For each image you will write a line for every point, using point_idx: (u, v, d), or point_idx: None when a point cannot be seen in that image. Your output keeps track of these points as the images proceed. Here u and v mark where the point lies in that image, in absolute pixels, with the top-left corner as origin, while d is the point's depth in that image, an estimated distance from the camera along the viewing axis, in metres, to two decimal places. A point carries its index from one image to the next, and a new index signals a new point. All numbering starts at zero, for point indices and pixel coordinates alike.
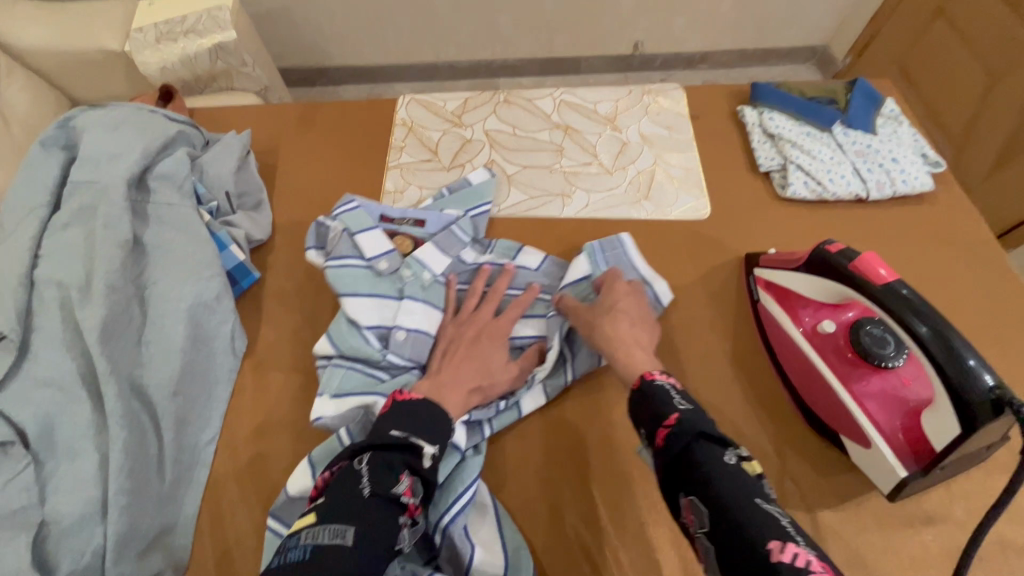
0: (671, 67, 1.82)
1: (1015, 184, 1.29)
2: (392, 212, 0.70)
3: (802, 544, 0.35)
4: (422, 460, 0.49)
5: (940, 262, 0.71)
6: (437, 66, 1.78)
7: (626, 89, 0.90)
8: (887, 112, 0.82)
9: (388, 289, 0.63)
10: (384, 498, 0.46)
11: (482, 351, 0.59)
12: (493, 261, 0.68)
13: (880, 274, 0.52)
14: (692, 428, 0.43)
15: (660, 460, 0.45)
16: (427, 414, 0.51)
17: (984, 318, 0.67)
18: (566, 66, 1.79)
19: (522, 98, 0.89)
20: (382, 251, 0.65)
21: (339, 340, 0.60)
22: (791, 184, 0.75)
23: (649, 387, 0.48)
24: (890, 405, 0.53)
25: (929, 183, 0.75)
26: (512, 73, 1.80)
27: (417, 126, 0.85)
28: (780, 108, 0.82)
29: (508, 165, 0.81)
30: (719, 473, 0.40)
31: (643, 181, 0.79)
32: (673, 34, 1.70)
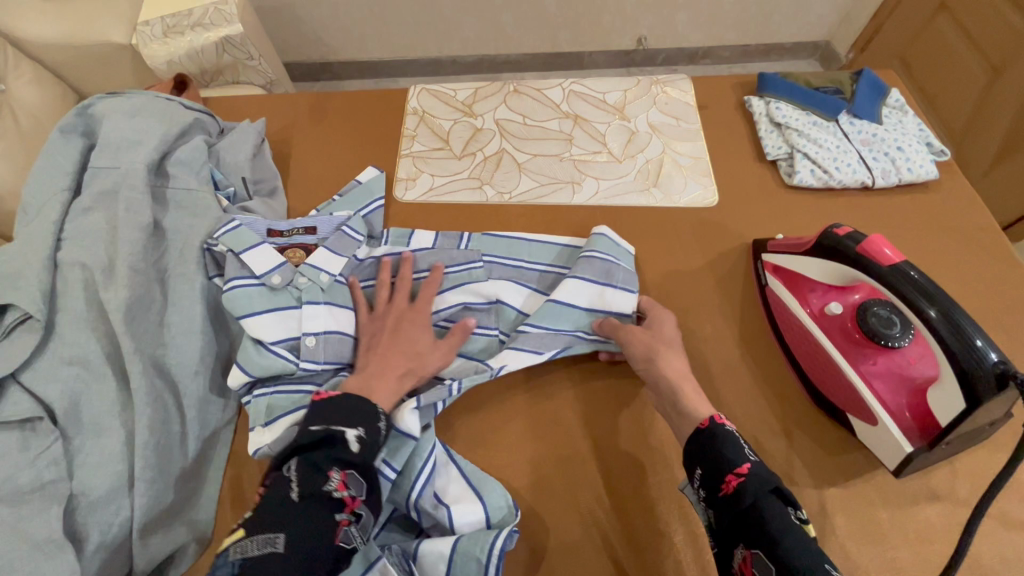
0: (674, 62, 1.82)
1: (1016, 176, 1.30)
2: (278, 225, 0.69)
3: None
4: (349, 450, 0.50)
5: (944, 248, 0.73)
6: (440, 61, 1.79)
7: (634, 80, 0.91)
8: (892, 102, 0.84)
9: (286, 300, 0.61)
10: (315, 497, 0.48)
11: (406, 337, 0.61)
12: (390, 252, 0.70)
13: (886, 255, 0.54)
14: (765, 484, 0.47)
15: (723, 508, 0.48)
16: (347, 407, 0.53)
17: (986, 302, 0.68)
18: (569, 61, 1.80)
19: (531, 88, 0.90)
20: (273, 265, 0.62)
21: (247, 366, 0.58)
22: (798, 171, 0.76)
23: (720, 431, 0.51)
24: (897, 384, 0.54)
25: (934, 170, 0.77)
26: (515, 68, 1.81)
27: (428, 115, 0.86)
28: (786, 98, 0.83)
29: (518, 153, 0.82)
30: (789, 531, 0.44)
31: (652, 170, 0.80)
32: (676, 30, 1.71)
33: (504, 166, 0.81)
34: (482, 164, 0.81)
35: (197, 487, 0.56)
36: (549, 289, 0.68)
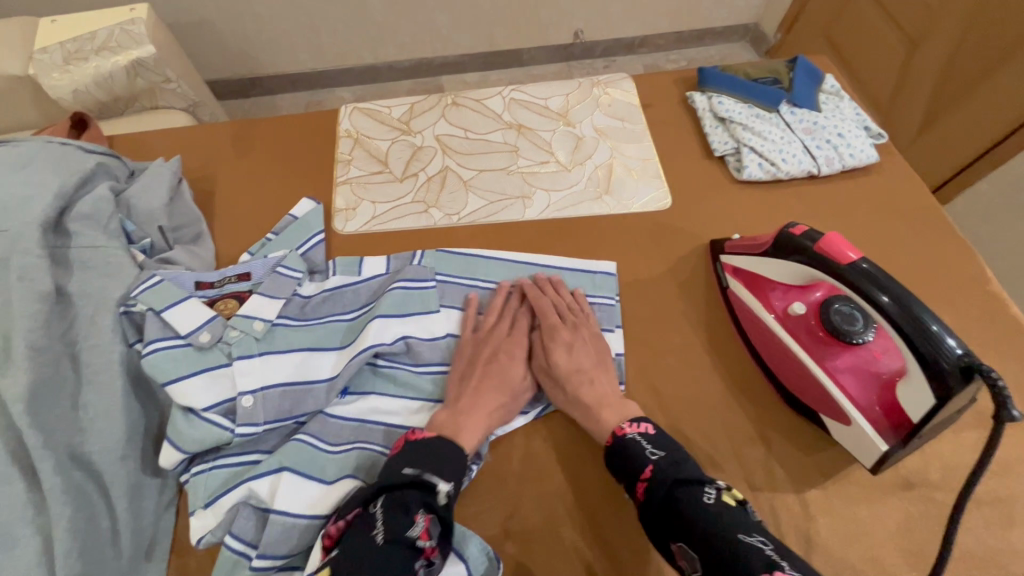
0: (613, 53, 1.82)
1: (932, 147, 1.36)
2: (207, 275, 0.62)
3: (788, 569, 0.40)
4: (438, 496, 0.48)
5: (892, 229, 0.74)
6: (375, 68, 1.72)
7: (575, 83, 0.88)
8: (828, 88, 0.84)
9: (216, 359, 0.55)
10: (402, 546, 0.45)
11: (501, 370, 0.59)
12: (340, 288, 0.65)
13: (845, 253, 0.53)
14: (667, 480, 0.49)
15: (646, 514, 0.49)
16: (438, 454, 0.51)
17: (937, 281, 0.70)
18: (508, 59, 1.76)
19: (470, 99, 0.86)
20: (201, 322, 0.56)
21: (179, 440, 0.52)
22: (746, 166, 0.76)
23: (620, 442, 0.53)
24: (866, 383, 0.54)
25: (874, 154, 0.78)
26: (455, 69, 1.77)
27: (363, 136, 0.81)
28: (728, 91, 0.83)
29: (463, 170, 0.78)
30: (704, 514, 0.45)
31: (602, 176, 0.78)
32: (613, 21, 1.71)
33: (449, 185, 0.76)
34: (426, 185, 0.76)
35: None
36: None
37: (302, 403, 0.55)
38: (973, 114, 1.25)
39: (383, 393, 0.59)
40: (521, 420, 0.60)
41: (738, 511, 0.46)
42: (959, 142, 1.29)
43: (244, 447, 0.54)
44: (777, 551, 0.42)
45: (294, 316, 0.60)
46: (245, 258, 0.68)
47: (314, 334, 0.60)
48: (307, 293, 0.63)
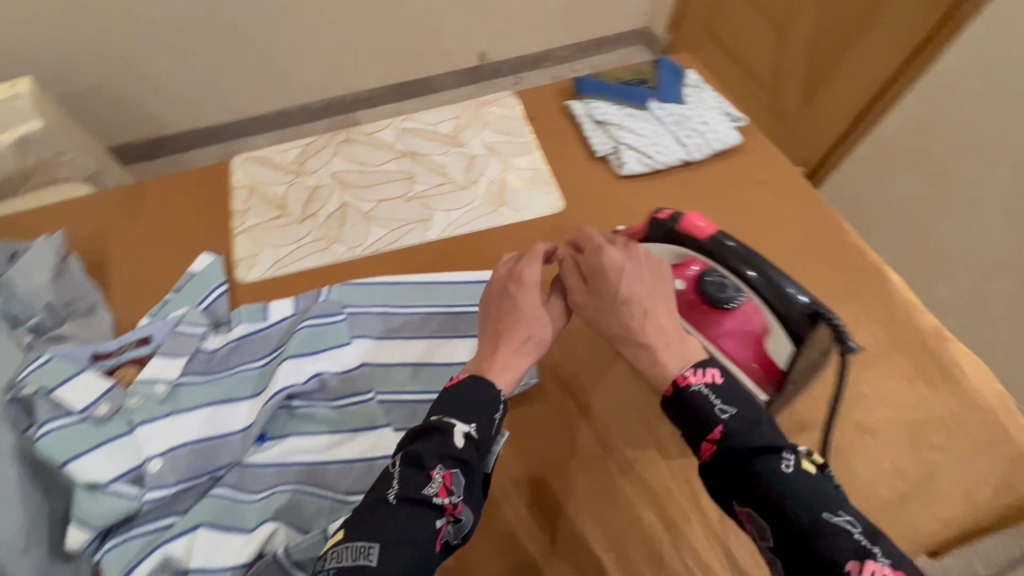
0: (520, 70, 1.90)
1: (811, 127, 1.46)
2: (103, 345, 0.61)
3: (878, 559, 0.39)
4: (454, 443, 0.48)
5: (761, 201, 0.81)
6: (288, 112, 1.71)
7: (462, 105, 0.92)
8: (690, 82, 0.93)
9: (117, 429, 0.54)
10: (416, 501, 0.45)
11: (520, 302, 0.58)
12: (247, 336, 0.65)
13: (701, 228, 0.59)
14: (740, 446, 0.46)
15: (710, 474, 0.47)
16: (460, 396, 0.51)
17: (803, 240, 0.77)
18: (420, 87, 1.81)
19: (361, 134, 0.88)
20: (97, 394, 0.55)
21: (85, 517, 0.50)
22: (625, 161, 0.82)
23: (682, 394, 0.49)
24: (744, 344, 0.59)
25: (736, 135, 0.85)
26: (369, 104, 1.79)
27: (258, 184, 0.82)
28: (602, 96, 0.89)
29: (361, 204, 0.80)
30: (779, 486, 0.43)
31: (496, 190, 0.82)
32: (513, 40, 1.78)
33: (349, 219, 0.78)
34: (326, 222, 0.78)
35: None
36: (422, 331, 0.68)
37: (215, 457, 0.56)
38: (837, 96, 1.36)
39: (300, 433, 0.60)
40: None
41: (817, 483, 0.43)
42: (829, 123, 1.40)
43: (158, 511, 0.53)
44: (866, 536, 0.40)
45: (200, 371, 0.61)
46: (146, 320, 0.67)
47: (223, 386, 0.60)
48: (212, 347, 0.63)
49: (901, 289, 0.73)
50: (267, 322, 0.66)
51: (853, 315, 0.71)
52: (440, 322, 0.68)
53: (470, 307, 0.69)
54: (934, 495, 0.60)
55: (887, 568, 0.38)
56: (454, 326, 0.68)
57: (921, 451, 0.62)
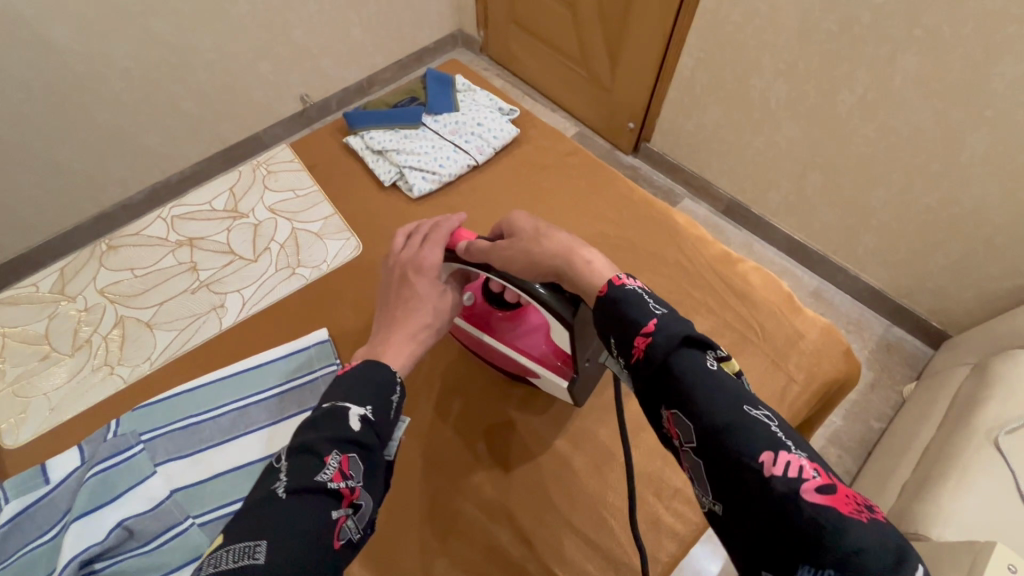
0: (349, 103, 1.70)
1: (626, 79, 1.40)
2: None
3: (795, 451, 0.35)
4: (350, 425, 0.46)
5: (553, 182, 0.84)
6: (109, 214, 1.39)
7: (236, 173, 0.87)
8: (461, 87, 0.94)
9: None
10: (309, 488, 0.42)
11: (414, 290, 0.57)
12: (14, 513, 0.55)
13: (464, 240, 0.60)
14: (674, 338, 0.42)
15: (640, 374, 0.43)
16: (355, 380, 0.48)
17: (597, 207, 0.81)
18: (248, 150, 1.54)
19: (127, 235, 0.80)
20: None
21: None
22: (412, 183, 0.81)
23: (618, 293, 0.46)
24: (536, 336, 0.62)
25: (513, 128, 0.87)
26: (201, 179, 1.49)
27: (13, 329, 0.72)
28: (375, 125, 0.88)
29: (142, 312, 0.72)
30: (700, 379, 0.39)
31: (289, 251, 0.78)
32: (330, 76, 1.59)
33: (130, 333, 0.71)
34: (103, 346, 0.70)
35: None
36: (235, 431, 0.62)
37: None
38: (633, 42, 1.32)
39: None
40: None
41: (738, 384, 0.40)
42: (636, 70, 1.36)
43: None
44: (782, 429, 0.37)
45: None
46: None
47: None
48: None
49: (688, 225, 0.79)
50: (42, 486, 0.57)
51: (654, 264, 0.75)
52: (254, 412, 0.63)
53: (283, 386, 0.64)
54: None
55: (801, 458, 0.35)
56: (267, 411, 0.63)
57: None
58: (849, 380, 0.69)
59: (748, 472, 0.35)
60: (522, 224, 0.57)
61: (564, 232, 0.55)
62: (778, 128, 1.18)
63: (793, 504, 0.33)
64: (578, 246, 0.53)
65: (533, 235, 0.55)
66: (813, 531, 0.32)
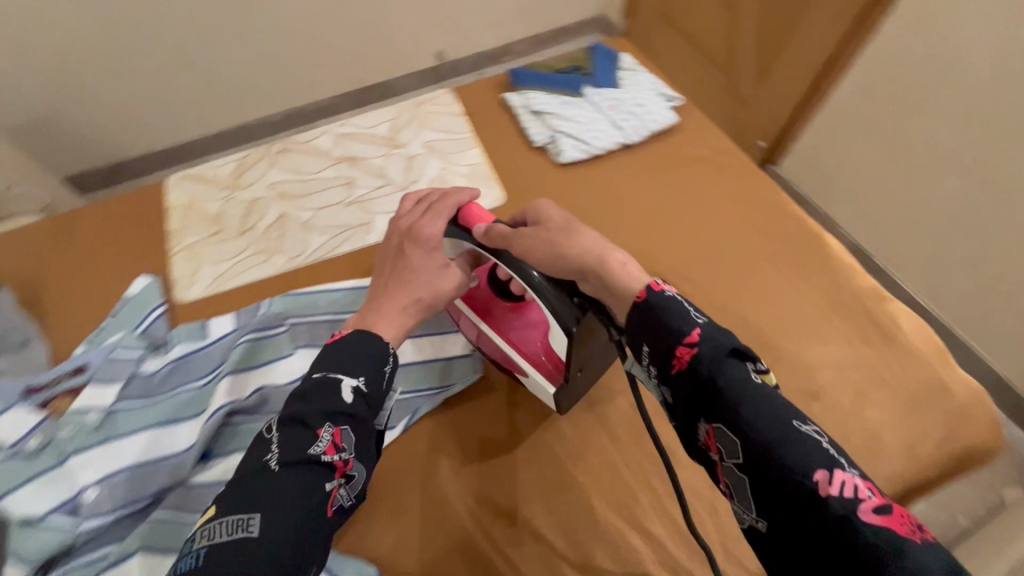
0: (479, 67, 1.77)
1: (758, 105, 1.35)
2: (36, 379, 0.60)
3: (846, 469, 0.37)
4: (343, 398, 0.48)
5: (699, 178, 0.82)
6: (247, 127, 1.59)
7: (399, 105, 0.92)
8: (626, 66, 0.93)
9: (46, 462, 0.53)
10: (303, 463, 0.44)
11: (411, 265, 0.57)
12: (185, 353, 0.64)
13: (479, 220, 0.58)
14: (719, 349, 0.43)
15: (678, 387, 0.44)
16: (351, 352, 0.50)
17: (740, 212, 0.79)
18: (380, 94, 1.68)
19: (298, 142, 0.87)
20: (28, 428, 0.55)
21: (17, 554, 0.49)
22: (563, 149, 0.82)
23: (658, 299, 0.47)
24: (533, 331, 0.62)
25: (672, 115, 0.86)
26: (332, 113, 1.66)
27: (195, 202, 0.80)
28: (537, 87, 0.90)
29: (301, 213, 0.79)
30: (745, 394, 0.41)
31: (437, 188, 0.82)
32: (469, 37, 1.66)
33: (289, 229, 0.78)
34: (265, 235, 0.77)
35: None
36: None
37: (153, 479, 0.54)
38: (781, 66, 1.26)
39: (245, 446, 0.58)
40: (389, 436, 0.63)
41: (781, 397, 0.42)
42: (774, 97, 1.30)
43: (99, 536, 0.52)
44: (833, 447, 0.39)
45: (137, 396, 0.60)
46: (81, 350, 0.65)
47: (159, 408, 0.59)
48: (151, 369, 0.62)
49: (838, 252, 0.75)
50: (204, 338, 0.66)
51: (790, 281, 0.73)
52: None
53: None
54: (879, 450, 0.62)
55: (855, 478, 0.37)
56: None
57: (860, 408, 0.64)
58: (989, 454, 0.64)
59: (802, 492, 0.37)
60: (551, 217, 0.57)
61: (591, 233, 0.54)
62: (934, 176, 1.07)
63: (849, 525, 0.35)
64: (608, 248, 0.53)
65: (560, 230, 0.55)
66: (874, 554, 0.33)
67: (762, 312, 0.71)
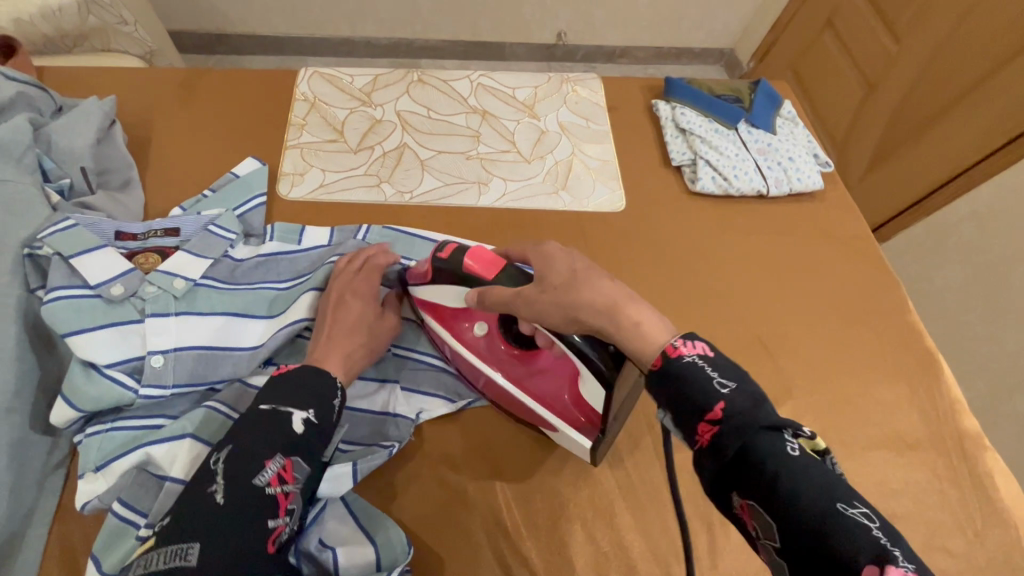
0: (593, 60, 1.70)
1: (882, 185, 1.33)
2: (131, 227, 0.58)
3: (900, 563, 0.32)
4: (292, 429, 0.45)
5: (827, 254, 0.77)
6: (351, 42, 1.56)
7: (545, 75, 0.88)
8: (784, 114, 0.87)
9: (127, 314, 0.51)
10: (249, 496, 0.41)
11: (351, 313, 0.55)
12: (277, 252, 0.62)
13: (477, 272, 0.52)
14: (749, 425, 0.37)
15: (705, 465, 0.39)
16: (300, 383, 0.47)
17: (859, 304, 0.74)
18: (489, 52, 1.63)
19: (436, 78, 0.84)
20: (114, 273, 0.52)
21: (74, 398, 0.47)
22: (700, 178, 0.77)
23: (676, 366, 0.40)
24: (556, 382, 0.54)
25: (819, 181, 0.81)
26: (436, 55, 1.62)
27: (320, 102, 0.78)
28: (691, 104, 0.84)
29: (421, 150, 0.76)
30: (781, 472, 0.36)
31: (561, 171, 0.78)
32: (596, 28, 1.61)
33: (405, 162, 0.75)
34: (380, 159, 0.74)
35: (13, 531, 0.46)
36: None
37: (218, 369, 0.52)
38: (924, 157, 1.22)
39: None
40: (447, 406, 0.58)
41: (820, 467, 0.37)
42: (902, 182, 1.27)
43: (157, 406, 0.50)
44: (883, 531, 0.34)
45: (221, 279, 0.57)
46: (176, 213, 0.63)
47: (239, 299, 0.56)
48: (239, 257, 0.60)
49: (950, 380, 0.70)
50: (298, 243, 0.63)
51: (893, 395, 0.68)
52: None
53: None
54: None
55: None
56: None
57: (932, 551, 0.60)
58: None
59: None
60: (557, 262, 0.47)
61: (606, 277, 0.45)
62: None
63: None
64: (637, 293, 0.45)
65: (568, 286, 0.45)
66: None
67: (856, 415, 0.66)
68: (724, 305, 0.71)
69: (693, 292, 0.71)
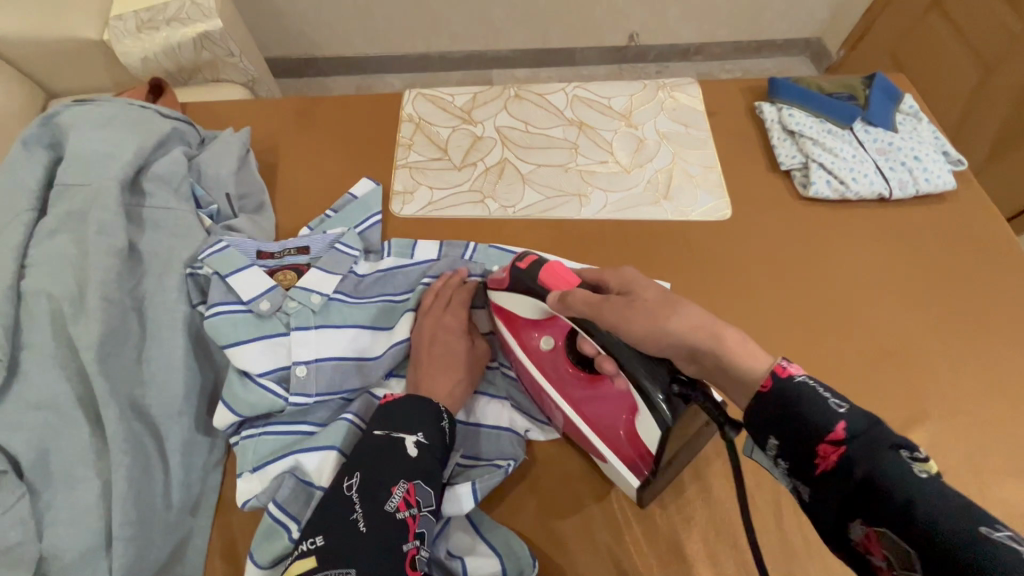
0: (667, 59, 1.66)
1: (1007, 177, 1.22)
2: (269, 245, 0.64)
3: None
4: (407, 452, 0.47)
5: (962, 261, 0.71)
6: (428, 57, 1.62)
7: (640, 83, 0.87)
8: (905, 108, 0.81)
9: (274, 328, 0.56)
10: (383, 520, 0.44)
11: (446, 352, 0.56)
12: (394, 266, 0.64)
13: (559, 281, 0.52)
14: (869, 443, 0.36)
15: (824, 489, 0.38)
16: (407, 410, 0.50)
17: (1005, 314, 0.67)
18: (560, 58, 1.63)
19: (532, 92, 0.85)
20: (262, 289, 0.57)
21: (233, 403, 0.53)
22: (814, 182, 0.73)
23: (784, 389, 0.40)
24: (615, 411, 0.51)
25: (951, 181, 0.74)
26: (507, 63, 1.65)
27: (424, 122, 0.81)
28: (799, 104, 0.79)
29: (521, 164, 0.78)
30: (913, 492, 0.34)
31: (661, 180, 0.77)
32: (673, 27, 1.56)
33: (506, 176, 0.76)
34: (482, 175, 0.76)
35: (184, 521, 0.52)
36: None
37: (351, 379, 0.56)
38: None
39: None
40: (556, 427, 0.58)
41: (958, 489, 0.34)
42: None
43: (301, 413, 0.54)
44: None
45: (349, 293, 0.61)
46: (304, 231, 0.68)
47: (367, 313, 0.60)
48: (361, 272, 0.63)
49: None
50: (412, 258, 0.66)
51: None
52: None
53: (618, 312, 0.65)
54: None
55: None
56: None
57: None
58: None
59: None
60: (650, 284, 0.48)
61: None
62: None
63: None
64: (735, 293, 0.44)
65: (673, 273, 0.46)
66: None
67: (1010, 438, 0.59)
68: (845, 317, 0.66)
69: (810, 303, 0.67)
